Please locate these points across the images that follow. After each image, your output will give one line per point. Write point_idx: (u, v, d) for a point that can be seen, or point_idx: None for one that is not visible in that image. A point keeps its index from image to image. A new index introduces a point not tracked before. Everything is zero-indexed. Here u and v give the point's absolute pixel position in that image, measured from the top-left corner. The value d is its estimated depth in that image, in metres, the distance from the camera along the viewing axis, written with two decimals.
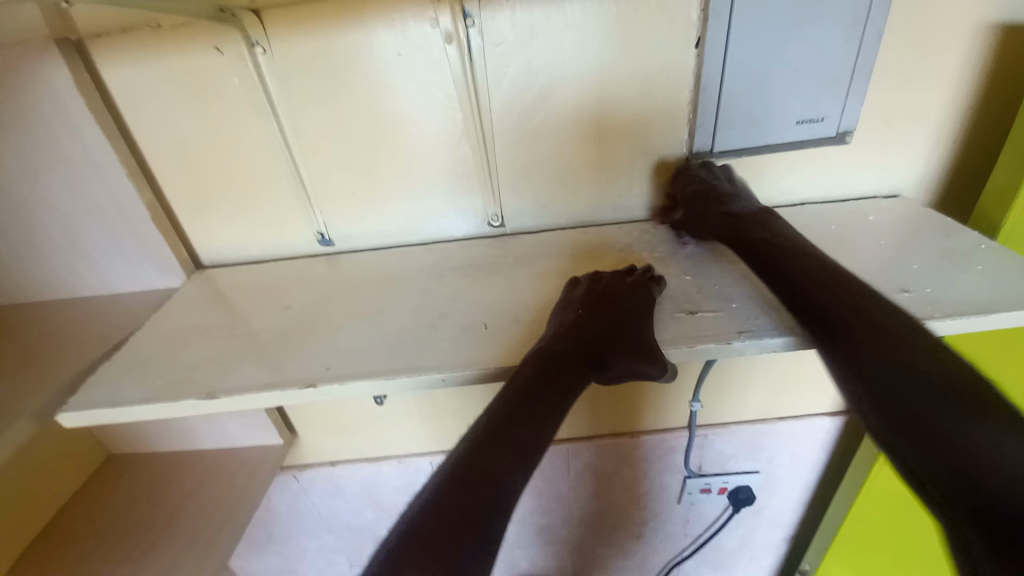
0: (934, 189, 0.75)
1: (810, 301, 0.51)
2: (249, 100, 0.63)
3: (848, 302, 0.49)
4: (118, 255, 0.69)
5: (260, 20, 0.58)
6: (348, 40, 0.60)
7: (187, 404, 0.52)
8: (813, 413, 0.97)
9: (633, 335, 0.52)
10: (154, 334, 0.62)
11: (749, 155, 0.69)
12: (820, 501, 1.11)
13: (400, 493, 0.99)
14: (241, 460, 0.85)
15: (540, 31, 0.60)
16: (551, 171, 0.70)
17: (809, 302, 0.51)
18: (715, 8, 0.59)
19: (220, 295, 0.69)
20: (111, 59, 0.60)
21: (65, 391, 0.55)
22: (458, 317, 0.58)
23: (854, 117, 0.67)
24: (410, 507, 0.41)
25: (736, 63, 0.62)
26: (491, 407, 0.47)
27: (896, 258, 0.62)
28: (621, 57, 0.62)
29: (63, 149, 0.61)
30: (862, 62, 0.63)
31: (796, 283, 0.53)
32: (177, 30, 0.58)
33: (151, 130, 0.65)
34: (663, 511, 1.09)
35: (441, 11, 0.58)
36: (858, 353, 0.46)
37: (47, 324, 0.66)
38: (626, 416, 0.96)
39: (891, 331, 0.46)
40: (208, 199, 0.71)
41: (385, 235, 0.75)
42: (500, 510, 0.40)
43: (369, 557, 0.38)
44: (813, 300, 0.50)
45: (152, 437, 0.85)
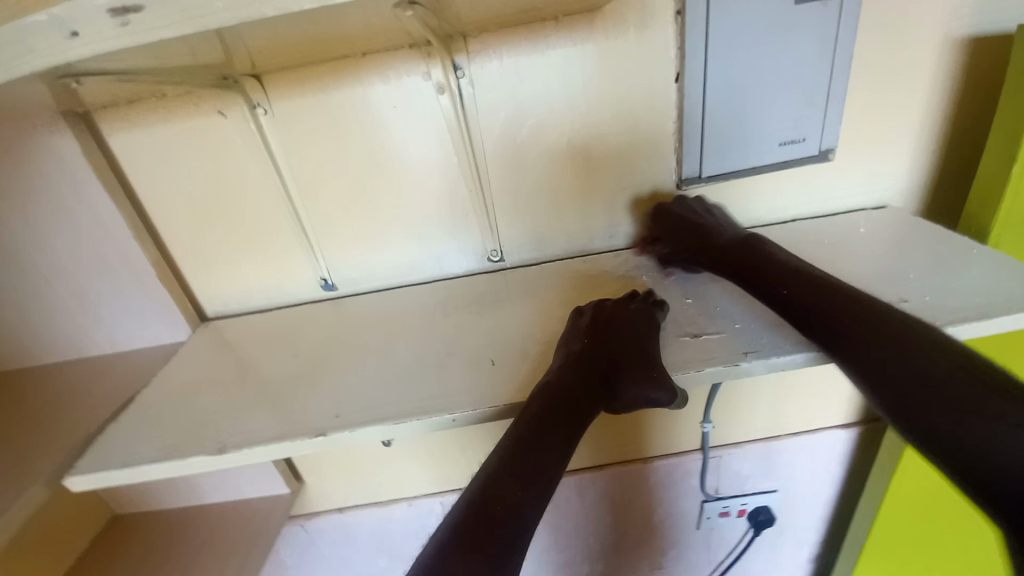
0: (920, 197, 0.77)
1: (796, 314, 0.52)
2: (255, 160, 0.65)
3: (833, 299, 0.50)
4: (125, 313, 0.70)
5: (261, 83, 0.61)
6: (346, 96, 0.62)
7: (200, 461, 0.52)
8: (826, 426, 0.96)
9: (640, 360, 0.52)
10: (162, 389, 0.62)
11: (737, 177, 0.72)
12: (842, 516, 1.08)
13: (413, 537, 0.97)
14: (250, 513, 0.83)
15: (528, 76, 0.63)
16: (546, 205, 0.72)
17: (801, 306, 0.52)
18: (691, 45, 0.62)
19: (227, 346, 0.69)
20: (117, 125, 0.63)
21: (76, 453, 0.55)
22: (466, 354, 0.59)
23: (834, 136, 0.69)
24: (425, 549, 0.40)
25: (718, 93, 0.65)
26: (502, 443, 0.47)
27: (892, 268, 0.63)
28: (605, 93, 0.65)
29: (74, 214, 0.63)
30: (835, 85, 0.66)
31: (783, 293, 0.54)
32: (182, 97, 0.61)
33: (155, 190, 0.67)
34: (683, 538, 1.07)
35: (434, 64, 0.61)
36: (857, 348, 0.46)
37: (55, 385, 0.67)
38: (637, 442, 0.95)
39: (881, 319, 0.46)
40: (212, 254, 0.72)
41: (387, 277, 0.76)
42: (517, 545, 0.39)
43: None
44: (803, 304, 0.52)
45: (160, 495, 0.84)
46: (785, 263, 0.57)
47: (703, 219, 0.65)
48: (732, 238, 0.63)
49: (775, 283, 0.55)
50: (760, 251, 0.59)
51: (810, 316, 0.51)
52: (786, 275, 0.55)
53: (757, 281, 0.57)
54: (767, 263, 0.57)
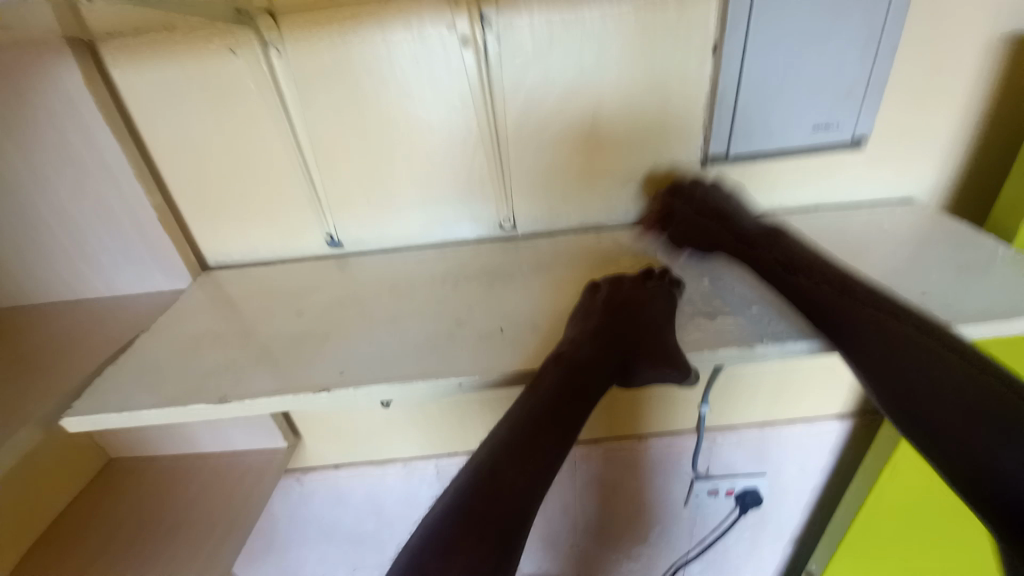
0: (948, 195, 0.74)
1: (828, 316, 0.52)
2: (265, 105, 0.62)
3: (844, 294, 0.52)
4: (126, 258, 0.68)
5: (275, 22, 0.57)
6: (364, 44, 0.59)
7: (203, 411, 0.52)
8: (821, 419, 0.97)
9: (656, 340, 0.51)
10: (164, 338, 0.62)
11: (763, 160, 0.69)
12: (824, 505, 1.11)
13: (404, 497, 0.99)
14: (248, 463, 0.84)
15: (557, 36, 0.59)
16: (564, 177, 0.69)
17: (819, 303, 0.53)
18: (734, 14, 0.58)
19: (230, 299, 0.68)
20: (121, 59, 0.59)
21: (72, 397, 0.54)
22: (474, 324, 0.58)
23: (869, 125, 0.66)
24: (433, 510, 0.42)
25: (756, 69, 0.62)
26: (513, 415, 0.46)
27: (915, 267, 0.61)
28: (637, 60, 0.61)
29: (74, 151, 0.60)
30: (879, 69, 0.62)
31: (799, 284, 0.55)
32: (191, 32, 0.58)
33: (160, 132, 0.64)
34: (669, 514, 1.09)
35: (459, 15, 0.57)
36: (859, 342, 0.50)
37: (55, 326, 0.66)
38: (632, 420, 0.95)
39: (887, 317, 0.49)
40: (218, 203, 0.70)
41: (396, 239, 0.74)
42: (524, 514, 0.40)
43: (399, 555, 0.39)
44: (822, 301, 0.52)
45: (158, 441, 0.84)
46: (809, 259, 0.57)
47: (723, 207, 0.64)
48: (756, 228, 0.62)
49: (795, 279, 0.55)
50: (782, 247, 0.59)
51: (845, 325, 0.50)
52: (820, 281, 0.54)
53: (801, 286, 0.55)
54: (794, 261, 0.57)
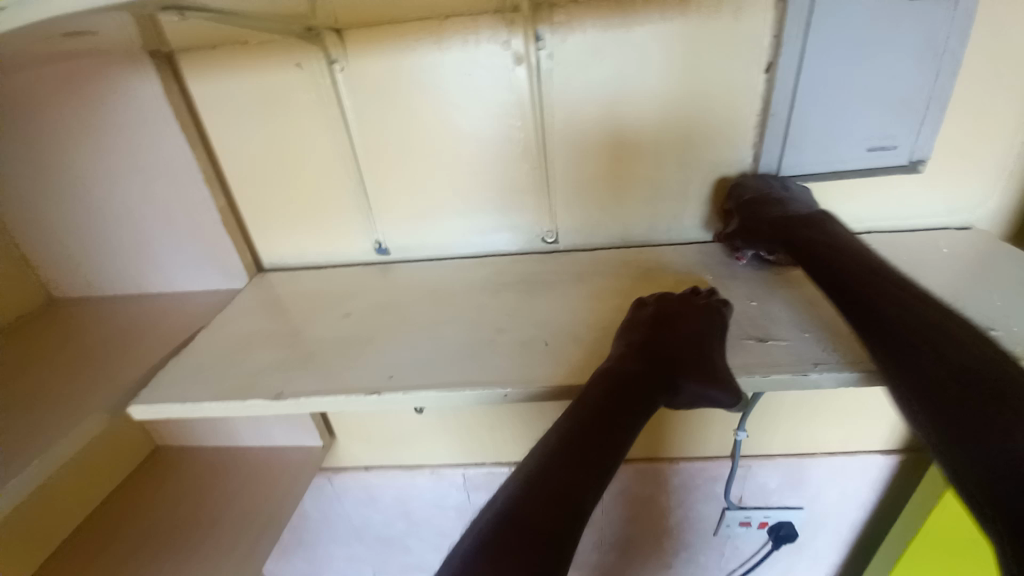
0: (1012, 222, 0.71)
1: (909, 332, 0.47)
2: (325, 115, 0.65)
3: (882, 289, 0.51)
4: (188, 257, 0.72)
5: (340, 38, 0.61)
6: (422, 60, 0.62)
7: (256, 404, 0.54)
8: (865, 450, 0.93)
9: (702, 359, 0.50)
10: (220, 333, 0.65)
11: (814, 181, 0.68)
12: (867, 543, 1.05)
13: (430, 503, 0.99)
14: (283, 461, 0.86)
15: (608, 53, 0.60)
16: (608, 190, 0.70)
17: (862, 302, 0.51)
18: (788, 34, 0.58)
19: (282, 298, 0.71)
20: (199, 71, 0.64)
21: (135, 389, 0.58)
22: (517, 333, 0.58)
23: (928, 147, 0.64)
24: (482, 515, 0.42)
25: (808, 89, 0.61)
26: (559, 426, 0.47)
27: (979, 295, 0.58)
28: (687, 77, 0.62)
29: (149, 155, 0.65)
30: (939, 90, 0.61)
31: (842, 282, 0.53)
32: (263, 48, 0.62)
33: (228, 140, 0.68)
34: (697, 542, 1.05)
35: (515, 33, 0.59)
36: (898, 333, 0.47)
37: (122, 318, 0.71)
38: (664, 440, 0.93)
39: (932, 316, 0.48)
40: (274, 206, 0.73)
41: (440, 246, 0.75)
42: (572, 525, 0.40)
43: (450, 557, 0.40)
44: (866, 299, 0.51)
45: (201, 433, 0.88)
46: (859, 259, 0.54)
47: (760, 190, 0.63)
48: (794, 212, 0.61)
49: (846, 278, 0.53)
50: (822, 232, 0.58)
51: (886, 321, 0.48)
52: (869, 285, 0.52)
53: (846, 285, 0.53)
54: (834, 246, 0.56)
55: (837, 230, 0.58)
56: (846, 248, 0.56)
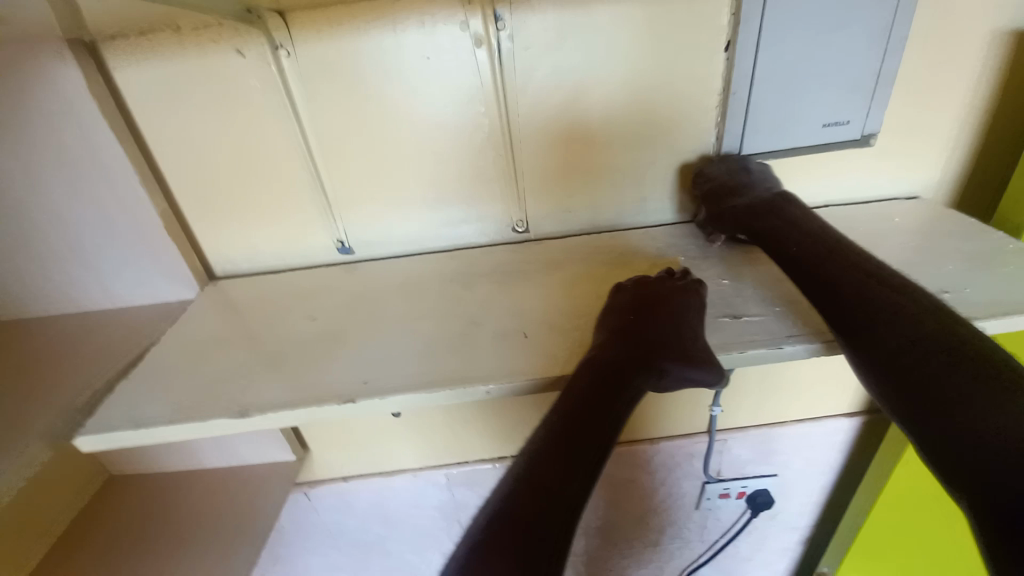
0: (954, 189, 0.75)
1: (871, 323, 0.47)
2: (273, 105, 0.61)
3: (859, 280, 0.51)
4: (130, 268, 0.66)
5: (285, 22, 0.56)
6: (376, 44, 0.58)
7: (218, 423, 0.50)
8: (831, 415, 0.97)
9: (685, 340, 0.50)
10: (171, 349, 0.60)
11: (775, 158, 0.69)
12: (836, 503, 1.10)
13: (412, 507, 0.96)
14: (253, 478, 0.81)
15: (570, 34, 0.59)
16: (576, 176, 0.69)
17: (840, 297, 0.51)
18: (746, 11, 0.58)
19: (239, 305, 0.66)
20: (126, 60, 0.58)
21: (79, 413, 0.52)
22: (495, 326, 0.57)
23: (877, 121, 0.67)
24: (477, 517, 0.41)
25: (768, 66, 0.62)
26: (549, 419, 0.46)
27: (933, 261, 0.60)
28: (650, 56, 0.61)
29: (77, 156, 0.58)
30: (887, 64, 0.62)
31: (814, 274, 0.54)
32: (198, 33, 0.56)
33: (168, 139, 0.63)
34: (680, 518, 1.08)
35: (473, 14, 0.57)
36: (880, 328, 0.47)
37: (55, 339, 0.64)
38: (643, 422, 0.94)
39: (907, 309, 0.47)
40: (225, 207, 0.68)
41: (407, 242, 0.72)
42: (567, 520, 0.39)
43: (446, 564, 0.39)
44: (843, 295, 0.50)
45: (157, 457, 0.81)
46: (817, 242, 0.56)
47: (727, 181, 0.63)
48: (754, 198, 0.63)
49: (807, 268, 0.54)
50: (788, 216, 0.60)
51: (871, 317, 0.48)
52: (840, 275, 0.52)
53: (813, 276, 0.54)
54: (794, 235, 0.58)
55: (798, 210, 0.60)
56: (804, 234, 0.57)
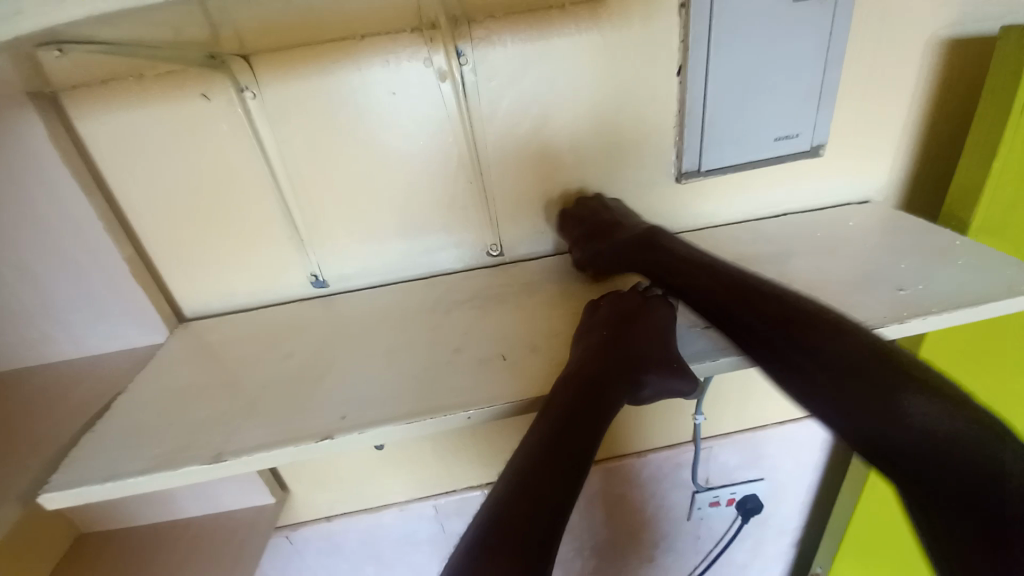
0: (900, 191, 0.79)
1: (792, 340, 0.50)
2: (240, 145, 0.61)
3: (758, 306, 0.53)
4: (95, 316, 0.64)
5: (249, 64, 0.57)
6: (341, 82, 0.59)
7: (193, 470, 0.48)
8: (810, 415, 0.99)
9: (659, 349, 0.52)
10: (141, 397, 0.58)
11: (735, 171, 0.72)
12: (823, 502, 1.12)
13: (402, 542, 0.94)
14: (233, 525, 0.78)
15: (530, 64, 0.61)
16: (546, 198, 0.70)
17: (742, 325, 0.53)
18: (694, 38, 0.62)
19: (212, 347, 0.65)
20: (89, 109, 0.57)
21: (44, 470, 0.50)
22: (474, 351, 0.57)
23: (825, 132, 0.71)
24: (465, 535, 0.41)
25: (719, 87, 0.65)
26: (531, 434, 0.46)
27: (887, 259, 0.64)
28: (607, 83, 0.64)
29: (38, 205, 0.57)
30: (827, 81, 0.67)
31: (707, 302, 0.56)
32: (162, 79, 0.57)
33: (133, 183, 0.62)
34: (673, 530, 1.07)
35: (435, 50, 0.59)
36: (797, 351, 0.50)
37: (16, 394, 0.61)
38: (630, 436, 0.95)
39: (826, 329, 0.50)
40: (194, 248, 0.67)
41: (381, 272, 0.73)
42: (555, 527, 0.40)
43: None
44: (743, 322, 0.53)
45: (129, 512, 0.77)
46: (707, 272, 0.58)
47: (606, 220, 0.66)
48: (635, 233, 0.64)
49: (699, 300, 0.56)
50: (664, 250, 0.61)
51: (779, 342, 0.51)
52: (732, 303, 0.54)
53: (707, 306, 0.56)
54: (678, 267, 0.59)
55: (676, 243, 0.62)
56: (689, 265, 0.59)
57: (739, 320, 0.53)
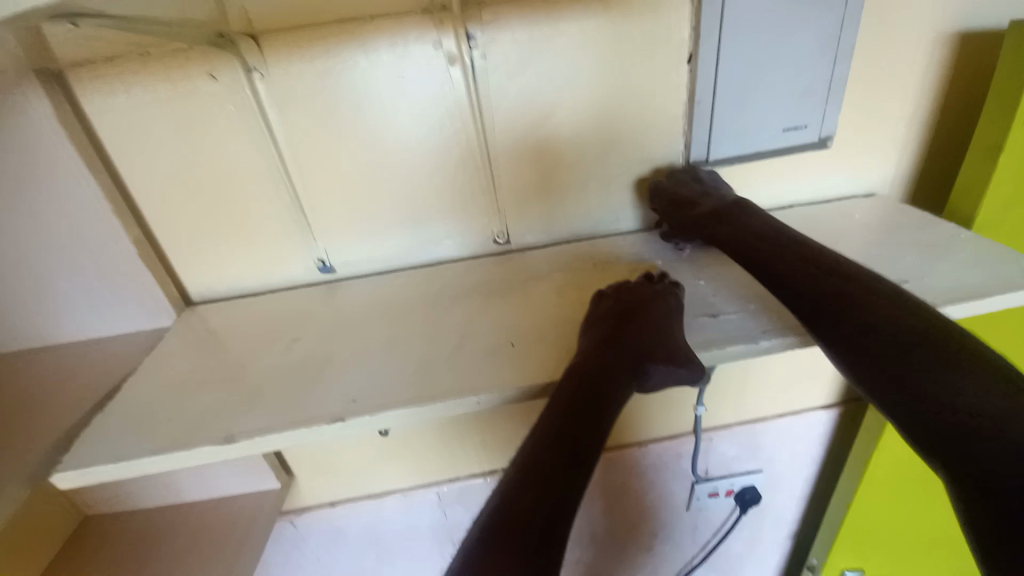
0: (906, 186, 0.79)
1: (824, 317, 0.49)
2: (248, 128, 0.61)
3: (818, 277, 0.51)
4: (101, 299, 0.64)
5: (257, 45, 0.57)
6: (350, 64, 0.59)
7: (203, 450, 0.49)
8: (809, 408, 1.00)
9: (665, 338, 0.51)
10: (149, 380, 0.58)
11: (742, 162, 0.72)
12: (820, 494, 1.13)
13: (404, 528, 0.95)
14: (239, 508, 0.79)
15: (540, 50, 0.61)
16: (553, 187, 0.70)
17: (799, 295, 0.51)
18: (705, 26, 0.61)
19: (219, 331, 0.65)
20: (95, 89, 0.57)
21: (55, 450, 0.50)
22: (481, 337, 0.57)
23: (833, 124, 0.70)
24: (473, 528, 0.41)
25: (728, 76, 0.65)
26: (538, 427, 0.46)
27: (892, 252, 0.64)
28: (617, 70, 0.63)
29: (45, 186, 0.57)
30: (837, 72, 0.66)
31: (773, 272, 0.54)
32: (168, 58, 0.56)
33: (140, 165, 0.62)
34: (673, 520, 1.08)
35: (445, 34, 0.58)
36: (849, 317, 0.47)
37: (24, 376, 0.61)
38: (631, 427, 0.95)
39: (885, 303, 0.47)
40: (200, 232, 0.67)
41: (387, 259, 0.72)
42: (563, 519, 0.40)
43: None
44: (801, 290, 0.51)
45: (134, 495, 0.78)
46: (769, 241, 0.57)
47: (686, 194, 0.65)
48: (712, 207, 0.63)
49: (762, 268, 0.55)
50: (740, 221, 0.60)
51: (840, 308, 0.48)
52: (799, 272, 0.52)
53: (764, 273, 0.55)
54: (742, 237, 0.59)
55: (754, 216, 0.61)
56: (757, 237, 0.58)
57: (798, 288, 0.52)
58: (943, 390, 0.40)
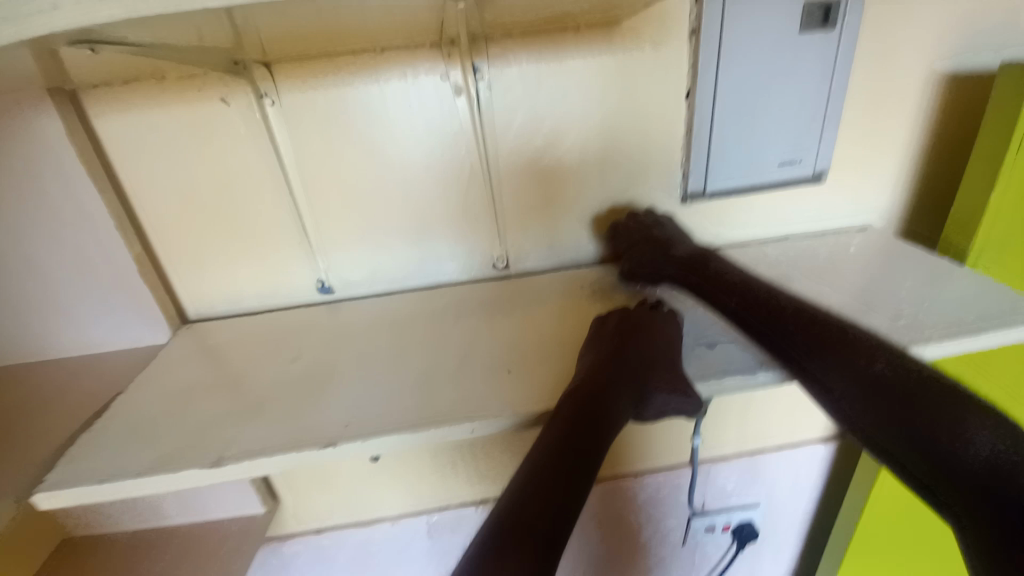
0: (898, 221, 0.81)
1: (816, 356, 0.51)
2: (256, 150, 0.62)
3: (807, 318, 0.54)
4: (98, 314, 0.64)
5: (270, 72, 0.58)
6: (359, 91, 0.61)
7: (191, 474, 0.47)
8: (806, 441, 0.99)
9: (665, 368, 0.52)
10: (140, 397, 0.57)
11: (738, 195, 0.74)
12: (818, 529, 1.11)
13: (392, 558, 0.92)
14: (223, 533, 0.76)
15: (544, 84, 0.63)
16: (553, 214, 0.71)
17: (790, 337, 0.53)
18: (703, 65, 0.64)
19: (214, 349, 0.65)
20: (108, 108, 0.58)
21: (40, 469, 0.49)
22: (479, 361, 0.57)
23: (827, 159, 0.72)
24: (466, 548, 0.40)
25: (725, 113, 0.67)
26: (535, 447, 0.46)
27: (887, 286, 0.65)
28: (618, 104, 0.65)
29: (51, 200, 0.57)
30: (830, 110, 0.69)
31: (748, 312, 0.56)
32: (183, 81, 0.58)
33: (147, 182, 0.62)
34: (669, 555, 1.05)
35: (453, 66, 0.61)
36: (842, 359, 0.50)
37: (14, 390, 0.60)
38: (628, 456, 0.94)
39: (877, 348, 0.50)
40: (202, 250, 0.67)
41: (387, 280, 0.73)
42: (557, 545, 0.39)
43: None
44: (790, 332, 0.53)
45: (117, 517, 0.75)
46: (749, 290, 0.58)
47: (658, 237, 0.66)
48: (685, 254, 0.64)
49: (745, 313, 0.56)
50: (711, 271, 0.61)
51: (827, 351, 0.50)
52: (779, 314, 0.55)
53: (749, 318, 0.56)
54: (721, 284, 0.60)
55: (722, 267, 0.62)
56: (737, 283, 0.59)
57: (788, 328, 0.53)
58: (949, 429, 0.43)
